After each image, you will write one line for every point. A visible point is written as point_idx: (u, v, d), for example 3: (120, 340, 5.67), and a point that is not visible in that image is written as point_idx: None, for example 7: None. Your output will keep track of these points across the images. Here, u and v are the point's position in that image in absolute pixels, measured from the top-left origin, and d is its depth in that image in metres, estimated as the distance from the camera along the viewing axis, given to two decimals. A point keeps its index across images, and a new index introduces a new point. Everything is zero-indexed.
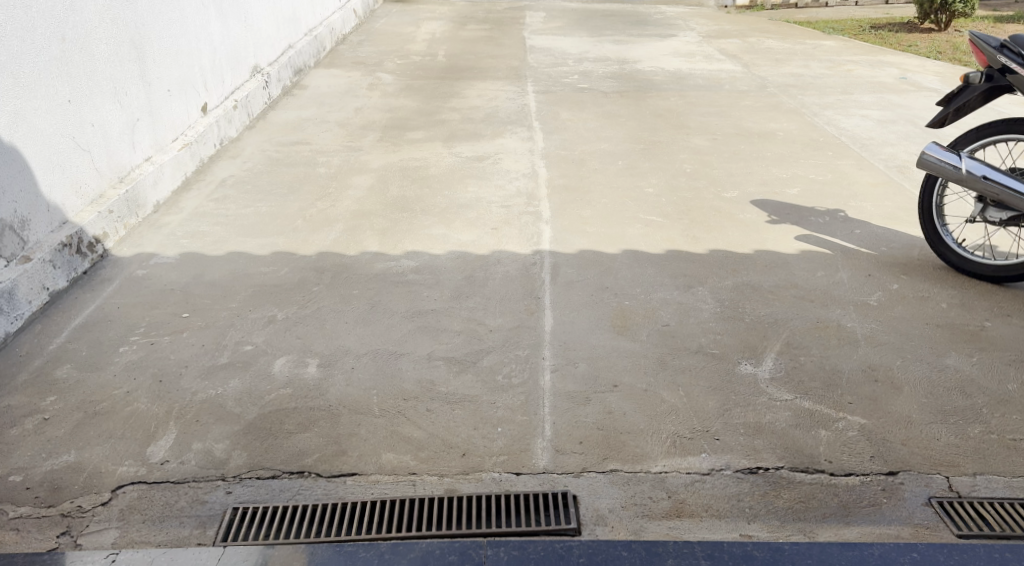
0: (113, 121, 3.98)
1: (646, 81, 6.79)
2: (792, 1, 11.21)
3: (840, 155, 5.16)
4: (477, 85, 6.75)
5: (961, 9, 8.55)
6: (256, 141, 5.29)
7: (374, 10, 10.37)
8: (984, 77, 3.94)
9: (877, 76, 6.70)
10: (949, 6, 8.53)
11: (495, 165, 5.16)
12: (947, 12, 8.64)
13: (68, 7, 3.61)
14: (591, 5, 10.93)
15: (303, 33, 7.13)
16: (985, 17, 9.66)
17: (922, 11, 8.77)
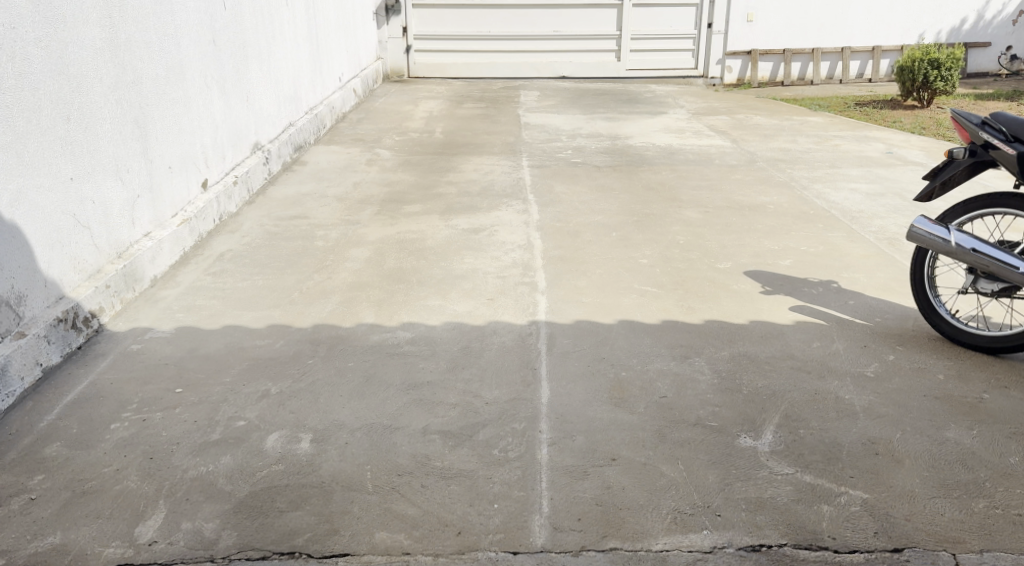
0: (113, 198, 4.01)
1: (638, 156, 6.92)
2: (779, 80, 11.57)
3: (831, 227, 5.23)
4: (473, 160, 6.86)
5: (942, 87, 8.77)
6: (255, 216, 5.34)
7: (374, 89, 10.62)
8: (967, 153, 4.02)
9: (864, 151, 6.87)
10: (930, 84, 8.76)
11: (490, 237, 5.20)
12: (928, 90, 8.88)
13: (75, 88, 3.67)
14: (583, 84, 11.22)
15: (304, 111, 7.26)
16: (966, 95, 9.95)
17: (904, 89, 9.04)
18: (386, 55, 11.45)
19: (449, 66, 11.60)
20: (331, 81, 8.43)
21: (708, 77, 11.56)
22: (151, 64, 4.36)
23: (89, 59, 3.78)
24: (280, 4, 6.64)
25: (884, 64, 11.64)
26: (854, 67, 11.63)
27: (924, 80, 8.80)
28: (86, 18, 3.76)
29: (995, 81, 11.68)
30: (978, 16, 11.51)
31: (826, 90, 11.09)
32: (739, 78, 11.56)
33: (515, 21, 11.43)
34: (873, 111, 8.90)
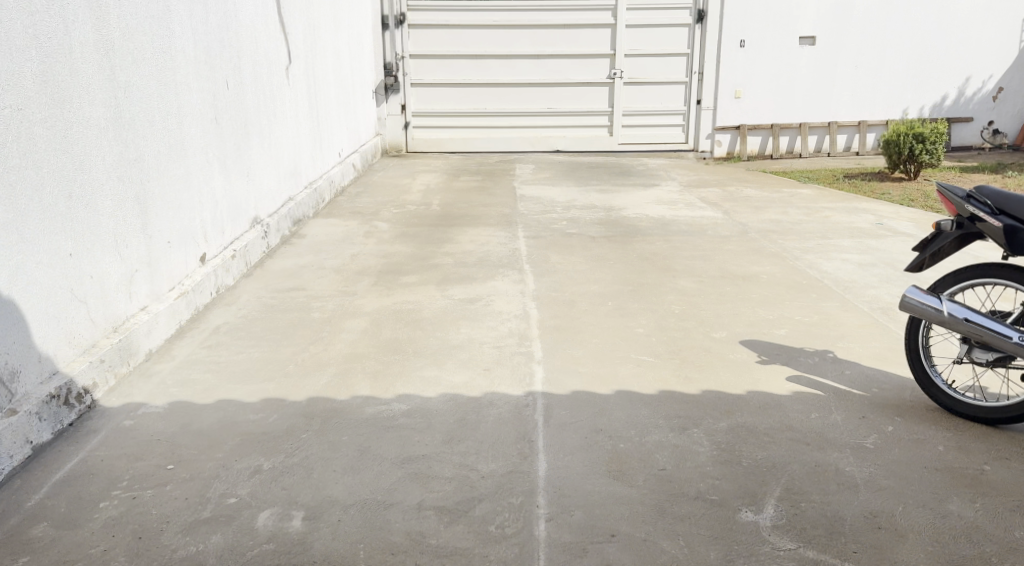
0: (111, 273, 4.00)
1: (632, 227, 7.01)
2: (768, 153, 11.86)
3: (825, 297, 5.28)
4: (470, 231, 6.92)
5: (928, 160, 8.97)
6: (252, 288, 5.34)
7: (373, 163, 10.83)
8: (955, 225, 4.07)
9: (854, 222, 6.98)
10: (916, 157, 8.97)
11: (486, 307, 5.21)
12: (915, 163, 9.09)
13: (78, 166, 3.71)
14: (577, 158, 11.48)
15: (304, 186, 7.34)
16: (952, 167, 10.18)
17: (892, 162, 9.25)
18: (384, 131, 11.74)
19: (446, 141, 11.94)
20: (331, 156, 8.55)
21: (698, 150, 11.87)
22: (154, 141, 4.41)
23: (93, 137, 3.83)
24: (282, 82, 6.78)
25: (870, 138, 11.83)
26: (841, 141, 11.85)
27: (910, 153, 8.99)
28: (92, 98, 3.82)
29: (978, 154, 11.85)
30: (959, 92, 11.75)
31: (815, 164, 11.29)
32: (728, 151, 11.85)
33: (510, 98, 11.81)
34: (861, 183, 9.05)
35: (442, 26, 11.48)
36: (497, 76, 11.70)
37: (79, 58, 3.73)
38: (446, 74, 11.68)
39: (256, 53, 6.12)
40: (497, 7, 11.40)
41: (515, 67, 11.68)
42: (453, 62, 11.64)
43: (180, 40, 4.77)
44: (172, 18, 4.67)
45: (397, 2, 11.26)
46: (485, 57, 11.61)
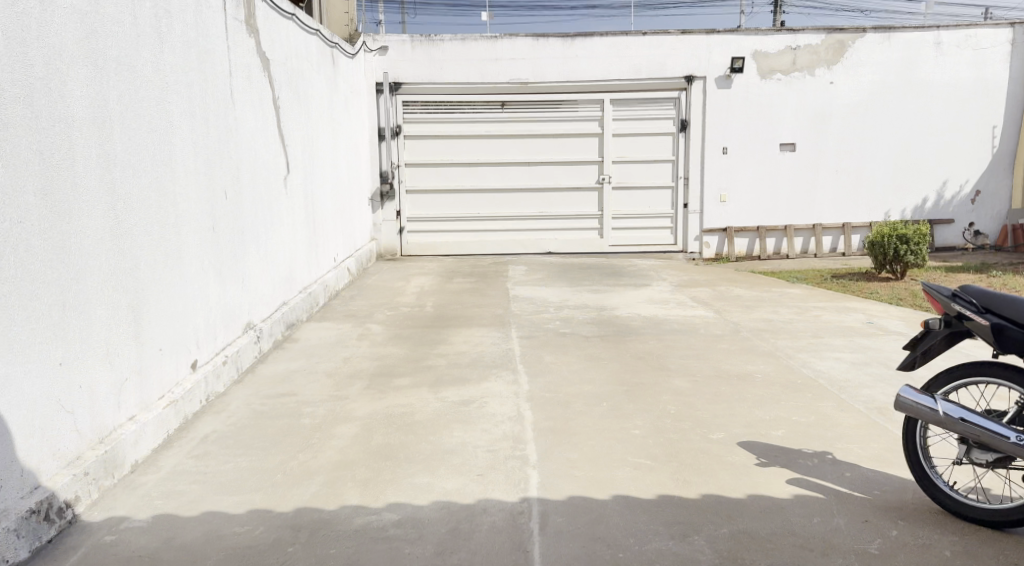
0: (102, 383, 3.91)
1: (625, 326, 7.03)
2: (754, 252, 12.07)
3: (820, 397, 5.26)
4: (463, 332, 6.91)
5: (913, 261, 9.15)
6: (242, 395, 5.25)
7: (368, 267, 10.94)
8: (943, 323, 4.00)
9: (845, 321, 7.06)
10: (901, 258, 9.16)
11: (479, 408, 5.11)
12: (901, 264, 9.27)
13: (74, 275, 3.67)
14: (568, 259, 11.67)
15: (298, 291, 7.33)
16: (938, 267, 10.41)
17: (878, 263, 9.43)
18: (380, 235, 12.00)
19: (439, 244, 12.15)
20: (326, 261, 8.59)
21: (688, 252, 12.06)
22: (150, 249, 4.40)
23: (91, 247, 3.81)
24: (280, 190, 6.87)
25: (856, 240, 12.05)
26: (827, 243, 12.06)
27: (895, 254, 9.22)
28: (92, 209, 3.83)
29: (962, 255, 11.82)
30: (938, 195, 11.93)
31: (803, 264, 11.51)
32: (717, 253, 12.07)
33: (502, 203, 12.08)
34: (849, 284, 9.22)
35: (435, 136, 11.91)
36: (489, 182, 12.02)
37: (81, 171, 3.75)
38: (440, 180, 12.02)
39: (255, 162, 6.22)
40: (488, 117, 11.86)
41: (505, 173, 12.01)
42: (446, 169, 12.00)
43: (181, 151, 4.84)
44: (174, 129, 4.75)
45: (393, 115, 11.78)
46: (477, 164, 11.97)
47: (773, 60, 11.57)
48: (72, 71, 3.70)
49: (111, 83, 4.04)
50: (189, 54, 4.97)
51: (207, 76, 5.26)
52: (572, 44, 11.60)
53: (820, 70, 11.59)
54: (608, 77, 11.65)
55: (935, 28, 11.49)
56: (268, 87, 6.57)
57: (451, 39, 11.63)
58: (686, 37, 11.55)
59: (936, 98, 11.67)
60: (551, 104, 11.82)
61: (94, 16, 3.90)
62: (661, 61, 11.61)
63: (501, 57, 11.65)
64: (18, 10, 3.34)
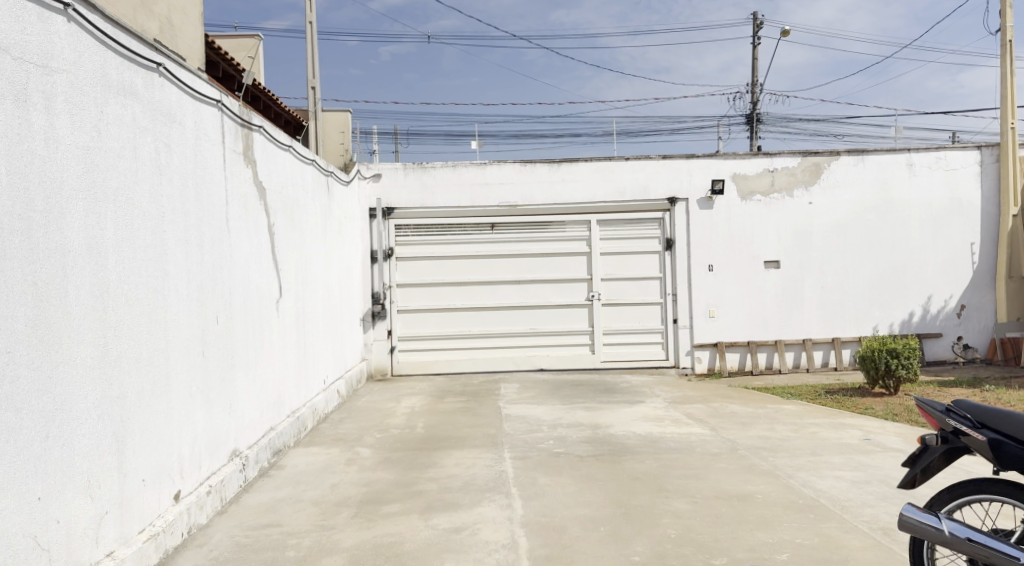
0: (81, 517, 3.75)
1: (620, 445, 6.93)
2: (746, 367, 12.04)
3: (823, 517, 5.12)
4: (455, 454, 6.78)
5: (905, 374, 9.15)
6: (225, 527, 5.06)
7: (358, 388, 10.81)
8: (940, 439, 3.93)
9: (842, 438, 6.97)
10: (893, 371, 9.16)
11: (472, 536, 4.93)
12: (893, 378, 9.26)
13: (59, 405, 3.60)
14: (561, 376, 11.61)
15: (286, 415, 7.20)
16: (930, 382, 10.42)
17: (871, 377, 9.42)
18: (371, 355, 11.89)
19: (431, 362, 12.08)
20: (316, 383, 8.50)
21: (679, 367, 12.01)
22: (138, 377, 4.35)
23: (78, 376, 3.76)
24: (271, 314, 6.88)
25: (847, 354, 12.02)
26: (818, 357, 12.05)
27: (887, 368, 9.24)
28: (81, 339, 3.80)
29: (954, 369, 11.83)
30: (924, 310, 12.05)
31: (795, 379, 11.47)
32: (709, 368, 12.01)
33: (493, 321, 12.11)
34: (844, 399, 9.17)
35: (427, 258, 12.08)
36: (480, 301, 12.09)
37: (73, 301, 3.75)
38: (431, 300, 12.09)
39: (247, 287, 6.24)
40: (478, 239, 12.07)
41: (496, 292, 12.10)
42: (437, 289, 12.09)
43: (174, 278, 4.87)
44: (169, 258, 4.79)
45: (385, 237, 11.97)
46: (468, 284, 12.07)
47: (753, 182, 11.94)
48: (70, 204, 3.76)
49: (109, 215, 4.10)
50: (186, 185, 5.08)
51: (204, 206, 5.36)
52: (558, 169, 11.97)
53: (799, 190, 11.95)
54: (594, 199, 11.96)
55: (907, 150, 11.94)
56: (263, 214, 6.70)
57: (442, 166, 11.98)
58: (668, 162, 11.95)
59: (913, 216, 11.99)
60: (539, 225, 12.06)
61: (96, 151, 4.00)
62: (644, 184, 11.97)
63: (491, 182, 11.98)
64: (21, 147, 3.43)
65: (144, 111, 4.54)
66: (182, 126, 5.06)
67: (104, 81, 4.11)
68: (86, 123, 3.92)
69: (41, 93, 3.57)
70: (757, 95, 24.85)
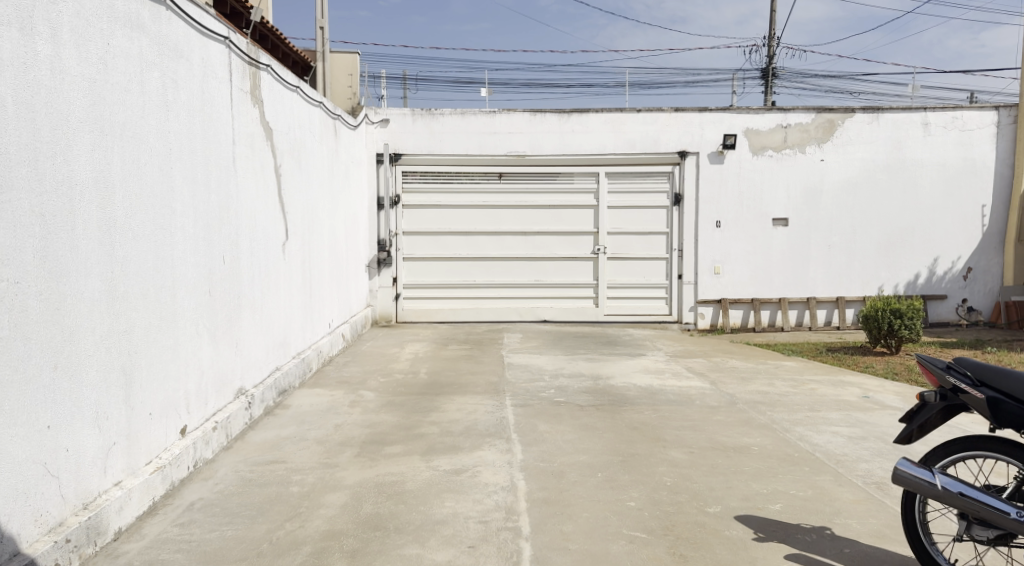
0: (89, 446, 3.82)
1: (621, 396, 7.00)
2: (749, 324, 12.09)
3: (818, 470, 5.18)
4: (458, 399, 6.87)
5: (908, 335, 9.17)
6: (231, 463, 5.17)
7: (362, 333, 10.90)
8: (938, 395, 3.96)
9: (841, 395, 7.03)
10: (896, 332, 9.19)
11: (472, 478, 5.01)
12: (895, 338, 9.28)
13: (67, 336, 3.66)
14: (564, 328, 11.69)
15: (291, 356, 7.29)
16: (933, 343, 10.44)
17: (873, 337, 9.45)
18: (376, 302, 11.98)
19: (435, 311, 12.16)
20: (321, 326, 8.57)
21: (682, 322, 12.07)
22: (145, 313, 4.40)
23: (86, 309, 3.81)
24: (278, 256, 6.91)
25: (850, 313, 12.06)
26: (821, 316, 12.08)
27: (890, 328, 9.25)
28: (89, 272, 3.84)
29: (956, 331, 11.87)
30: (930, 272, 12.03)
31: (797, 337, 11.52)
32: (712, 323, 12.05)
33: (498, 271, 12.14)
34: (845, 357, 9.23)
35: (433, 206, 12.06)
36: (486, 251, 12.11)
37: (80, 235, 3.78)
38: (436, 248, 12.11)
39: (254, 228, 6.26)
40: (485, 188, 12.04)
41: (502, 242, 12.11)
42: (443, 238, 12.10)
43: (181, 216, 4.88)
44: (175, 197, 4.80)
45: (392, 184, 11.94)
46: (474, 234, 12.07)
47: (764, 137, 11.82)
48: (77, 138, 3.76)
49: (116, 149, 4.10)
50: (193, 122, 5.06)
51: (211, 143, 5.35)
52: (568, 119, 11.86)
53: (811, 147, 11.84)
54: (603, 151, 11.88)
55: (922, 109, 11.77)
56: (270, 155, 6.67)
57: (450, 113, 11.87)
58: (679, 115, 11.83)
59: (925, 177, 11.89)
60: (547, 176, 12.00)
61: (102, 84, 3.98)
62: (654, 137, 11.86)
63: (499, 131, 11.88)
64: (27, 77, 3.41)
65: (151, 45, 4.51)
66: (189, 62, 5.01)
67: (110, 13, 4.07)
68: (92, 55, 3.90)
69: (46, 22, 3.55)
70: (773, 50, 24.40)
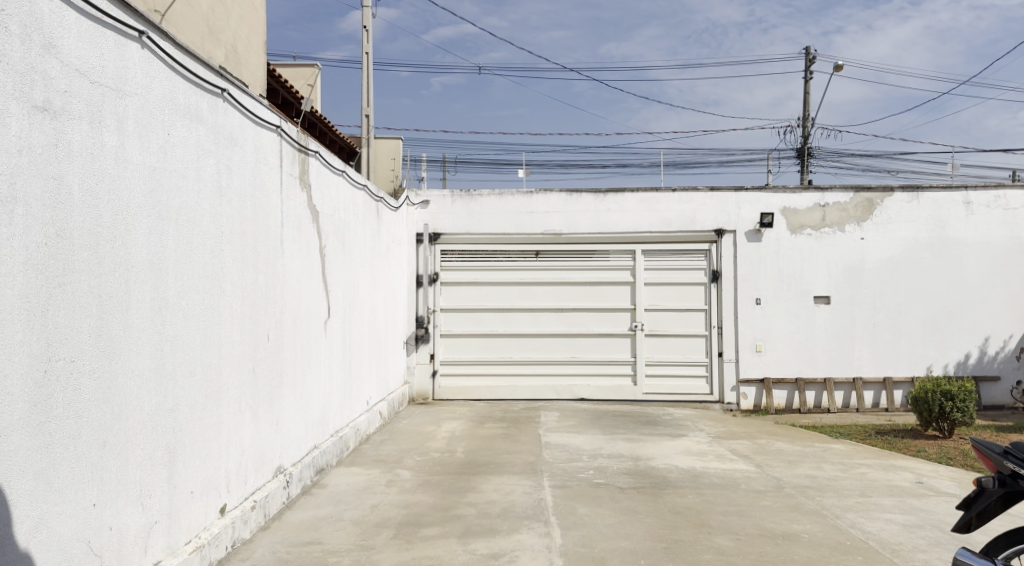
0: (132, 524, 3.82)
1: (662, 478, 6.86)
2: (793, 404, 11.81)
3: (872, 560, 4.96)
4: (495, 479, 6.79)
5: (960, 418, 8.88)
6: (268, 542, 5.13)
7: (400, 410, 10.87)
8: (997, 482, 3.81)
9: (893, 480, 6.80)
10: (947, 414, 8.91)
11: (511, 563, 4.89)
12: (947, 420, 9.00)
13: (116, 415, 3.70)
14: (602, 406, 11.56)
15: (329, 434, 7.28)
16: (986, 426, 10.10)
17: (924, 419, 9.18)
18: (413, 379, 11.99)
19: (472, 388, 12.10)
20: (359, 404, 8.57)
21: (724, 401, 11.86)
22: (191, 392, 4.45)
23: (135, 387, 3.87)
24: (320, 333, 6.99)
25: (898, 395, 11.75)
26: (868, 397, 11.77)
27: (941, 410, 8.99)
28: (140, 350, 3.91)
29: (1012, 414, 11.48)
30: (981, 351, 11.72)
31: (843, 419, 11.21)
32: (754, 403, 11.81)
33: (537, 349, 12.11)
34: (894, 440, 8.95)
35: (471, 283, 12.16)
36: (524, 328, 12.11)
37: (134, 314, 3.87)
38: (474, 325, 12.14)
39: (298, 307, 6.37)
40: (522, 266, 12.13)
41: (539, 318, 12.11)
42: (481, 315, 12.15)
43: (230, 296, 4.99)
44: (225, 277, 4.91)
45: (431, 262, 12.09)
46: (511, 310, 12.11)
47: (803, 216, 11.81)
48: (136, 222, 3.89)
49: (171, 233, 4.23)
50: (244, 206, 5.21)
51: (261, 226, 5.50)
52: (604, 199, 12.00)
53: (851, 226, 11.79)
54: (639, 230, 11.96)
55: (963, 188, 11.70)
56: (316, 236, 6.84)
57: (489, 194, 12.09)
58: (715, 194, 11.92)
59: (970, 255, 11.73)
60: (584, 254, 12.08)
61: (161, 172, 4.14)
62: (691, 216, 11.93)
63: (537, 210, 12.05)
64: (93, 166, 3.57)
65: (208, 134, 4.70)
66: (243, 149, 5.20)
67: (172, 105, 4.26)
68: (154, 144, 4.07)
69: (114, 115, 3.72)
70: (808, 130, 24.57)
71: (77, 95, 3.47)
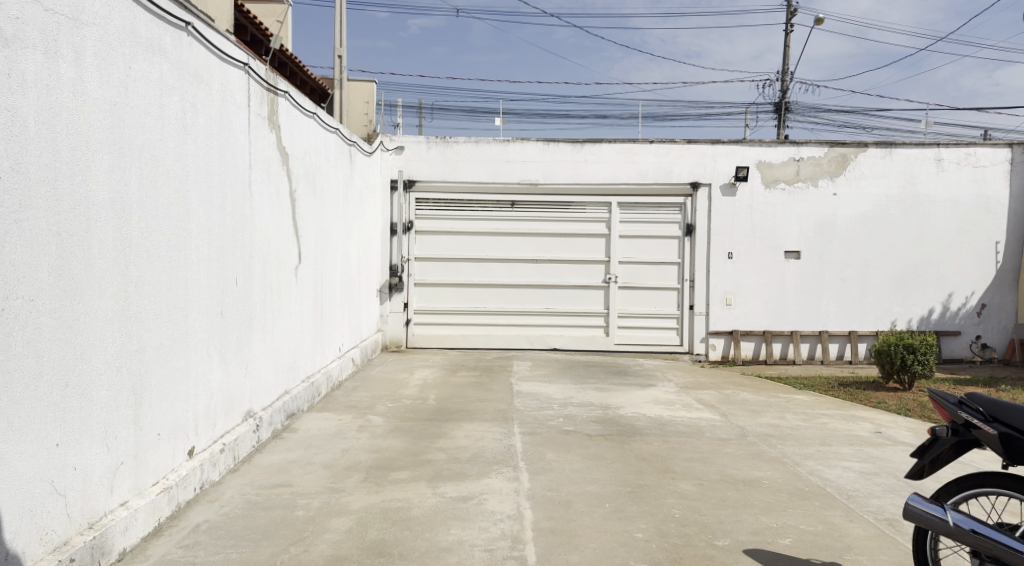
0: (97, 464, 3.82)
1: (629, 426, 6.96)
2: (761, 356, 12.00)
3: (828, 505, 5.09)
4: (466, 426, 6.85)
5: (921, 370, 9.09)
6: (237, 485, 5.16)
7: (372, 358, 10.89)
8: (950, 430, 3.91)
9: (852, 430, 6.96)
10: (909, 367, 9.10)
11: (479, 505, 4.95)
12: (908, 373, 9.19)
13: (79, 355, 3.67)
14: (574, 356, 11.68)
15: (300, 379, 7.29)
16: (946, 379, 10.34)
17: (886, 372, 9.37)
18: (386, 326, 11.98)
19: (445, 337, 12.13)
20: (331, 350, 8.58)
21: (693, 353, 12.01)
22: (157, 334, 4.42)
23: (98, 328, 3.83)
24: (290, 279, 6.95)
25: (863, 348, 11.98)
26: (833, 350, 12.00)
27: (903, 363, 9.18)
28: (103, 290, 3.86)
29: (972, 368, 11.76)
30: (944, 307, 11.95)
31: (808, 371, 11.44)
32: (723, 355, 11.99)
33: (510, 298, 12.14)
34: (857, 392, 9.14)
35: (445, 232, 12.10)
36: (499, 278, 12.13)
37: (96, 254, 3.81)
38: (448, 275, 12.13)
39: (268, 250, 6.30)
40: (498, 216, 12.09)
41: (514, 269, 12.12)
42: (455, 264, 12.13)
43: (196, 238, 4.92)
44: (191, 219, 4.84)
45: (405, 211, 12.00)
46: (485, 260, 12.10)
47: (777, 170, 11.85)
48: (96, 158, 3.80)
49: (134, 171, 4.15)
50: (211, 146, 5.12)
51: (227, 168, 5.40)
52: (581, 149, 11.94)
53: (824, 181, 11.85)
54: (615, 181, 11.93)
55: (935, 145, 11.78)
56: (286, 180, 6.74)
57: (465, 141, 11.97)
58: (691, 146, 11.89)
59: (940, 212, 11.86)
60: (560, 205, 12.06)
61: (122, 107, 4.04)
62: (667, 168, 11.91)
63: (513, 159, 11.97)
64: (48, 98, 3.47)
65: (171, 70, 4.57)
66: (209, 87, 5.08)
67: (133, 38, 4.14)
68: (114, 78, 3.96)
69: (71, 46, 3.61)
70: (787, 84, 24.48)
71: (30, 22, 3.35)
